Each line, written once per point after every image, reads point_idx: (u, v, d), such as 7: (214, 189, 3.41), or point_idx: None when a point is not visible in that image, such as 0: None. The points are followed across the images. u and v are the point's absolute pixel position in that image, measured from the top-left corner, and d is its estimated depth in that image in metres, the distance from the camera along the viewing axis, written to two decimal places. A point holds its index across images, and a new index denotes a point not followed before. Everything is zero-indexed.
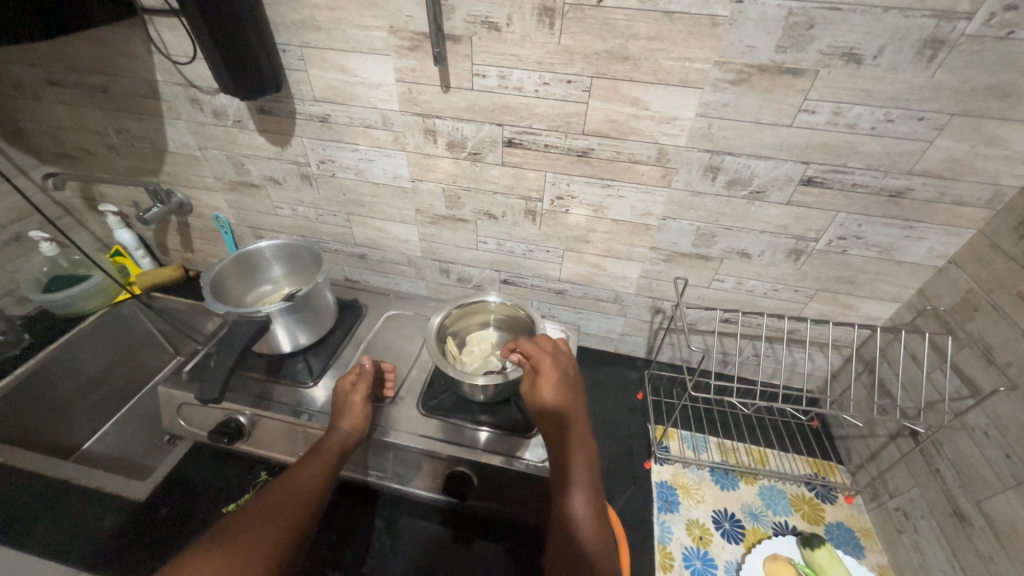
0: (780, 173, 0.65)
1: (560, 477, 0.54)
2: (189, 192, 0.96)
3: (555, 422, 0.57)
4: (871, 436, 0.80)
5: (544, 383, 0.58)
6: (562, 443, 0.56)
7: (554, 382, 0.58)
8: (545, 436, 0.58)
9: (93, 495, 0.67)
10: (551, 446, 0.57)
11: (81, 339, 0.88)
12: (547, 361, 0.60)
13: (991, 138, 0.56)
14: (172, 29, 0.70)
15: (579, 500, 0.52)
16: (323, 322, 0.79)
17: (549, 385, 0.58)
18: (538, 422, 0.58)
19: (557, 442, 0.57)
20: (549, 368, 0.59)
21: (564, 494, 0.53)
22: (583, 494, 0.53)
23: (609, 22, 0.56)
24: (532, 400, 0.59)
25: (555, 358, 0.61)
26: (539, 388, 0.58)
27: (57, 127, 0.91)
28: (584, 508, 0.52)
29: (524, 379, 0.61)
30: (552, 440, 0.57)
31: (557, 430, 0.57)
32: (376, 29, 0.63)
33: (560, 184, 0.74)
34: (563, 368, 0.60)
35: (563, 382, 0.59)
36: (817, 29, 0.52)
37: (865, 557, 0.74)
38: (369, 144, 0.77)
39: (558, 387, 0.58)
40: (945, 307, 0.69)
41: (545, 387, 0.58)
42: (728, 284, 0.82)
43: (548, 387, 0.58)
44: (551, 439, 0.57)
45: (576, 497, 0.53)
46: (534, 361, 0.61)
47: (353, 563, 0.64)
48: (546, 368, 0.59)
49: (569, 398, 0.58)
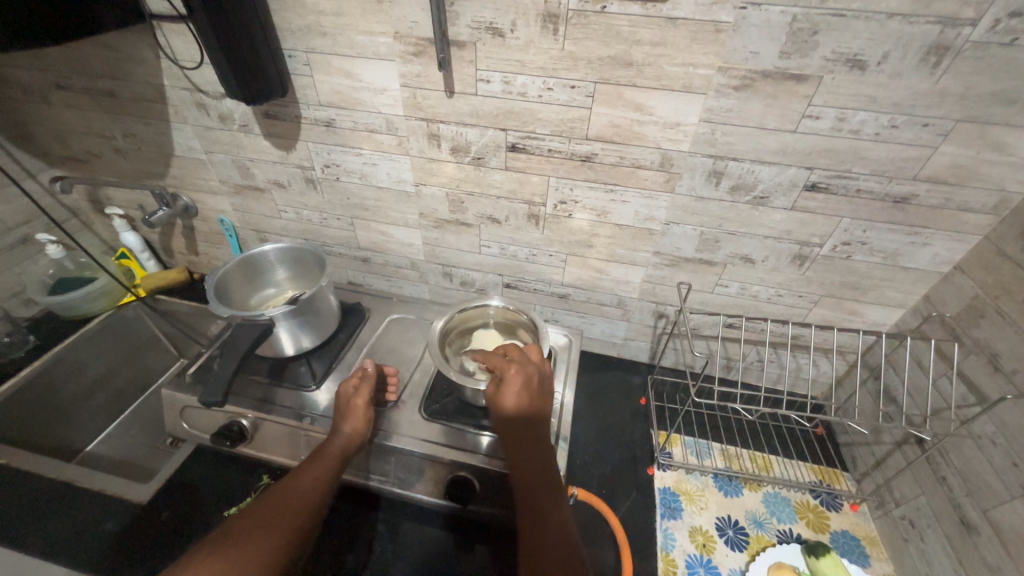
0: (784, 178, 0.65)
1: (530, 485, 0.55)
2: (194, 195, 0.97)
3: (519, 430, 0.56)
4: (877, 443, 0.80)
5: (508, 390, 0.57)
6: (530, 450, 0.56)
7: (518, 390, 0.57)
8: (508, 445, 0.56)
9: (95, 499, 0.67)
10: (516, 454, 0.56)
11: (83, 342, 0.88)
12: (512, 369, 0.58)
13: (996, 144, 0.56)
14: (180, 35, 0.71)
15: (552, 505, 0.53)
16: (326, 326, 0.79)
17: (513, 392, 0.57)
18: (500, 430, 0.56)
19: (526, 451, 0.56)
20: (513, 374, 0.58)
21: (537, 499, 0.54)
22: (555, 499, 0.54)
23: (613, 28, 0.56)
24: (494, 407, 0.57)
25: (521, 365, 0.59)
26: (502, 396, 0.57)
27: (64, 130, 0.92)
28: (558, 511, 0.53)
29: (488, 387, 0.59)
30: (517, 447, 0.56)
31: (523, 436, 0.56)
32: (381, 35, 0.64)
33: (563, 189, 0.74)
34: (528, 375, 0.59)
35: (528, 389, 0.57)
36: (821, 36, 0.52)
37: (871, 566, 0.73)
38: (373, 148, 0.77)
39: (521, 394, 0.57)
40: (951, 314, 0.68)
41: (508, 395, 0.57)
42: (732, 289, 0.82)
43: (512, 393, 0.57)
44: (516, 447, 0.56)
45: (548, 502, 0.54)
46: (500, 368, 0.59)
47: (355, 568, 0.64)
48: (511, 375, 0.58)
49: (533, 405, 0.57)
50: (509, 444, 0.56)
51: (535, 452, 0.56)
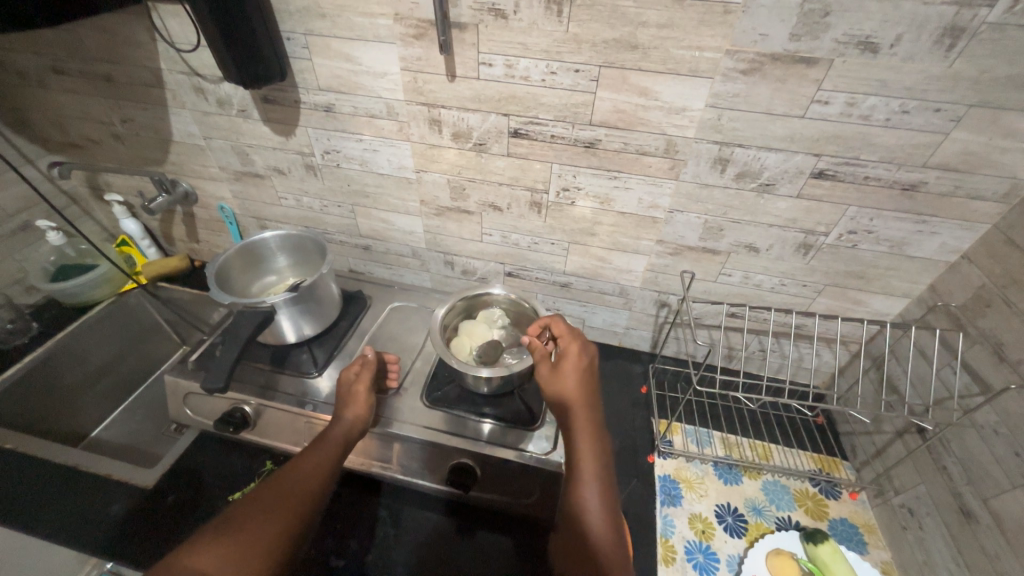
0: (791, 165, 0.64)
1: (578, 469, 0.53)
2: (193, 182, 0.96)
3: (573, 413, 0.56)
4: (878, 432, 0.80)
5: (567, 372, 0.57)
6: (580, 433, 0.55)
7: (577, 373, 0.57)
8: (565, 423, 0.56)
9: (102, 483, 0.68)
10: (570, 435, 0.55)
11: (89, 329, 0.89)
12: (573, 351, 0.59)
13: (1009, 130, 0.54)
14: (176, 16, 0.69)
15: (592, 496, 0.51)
16: (327, 313, 0.79)
17: (573, 374, 0.57)
18: (557, 408, 0.57)
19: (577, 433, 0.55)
20: (573, 357, 0.58)
21: (577, 486, 0.52)
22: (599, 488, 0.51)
23: (619, 9, 0.55)
24: (553, 385, 0.58)
25: (580, 349, 0.60)
26: (562, 374, 0.58)
27: (62, 116, 0.91)
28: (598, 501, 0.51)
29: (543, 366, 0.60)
30: (569, 430, 0.56)
31: (574, 419, 0.56)
32: (381, 17, 0.62)
33: (566, 175, 0.73)
34: (586, 360, 0.59)
35: (584, 373, 0.58)
36: (832, 17, 0.51)
37: (868, 553, 0.74)
38: (374, 134, 0.76)
39: (579, 377, 0.57)
40: (957, 304, 0.68)
41: (568, 374, 0.57)
42: (735, 278, 0.81)
43: (570, 375, 0.57)
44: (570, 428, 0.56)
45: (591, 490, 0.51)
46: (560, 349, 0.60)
47: (359, 552, 0.64)
48: (571, 359, 0.58)
49: (589, 390, 0.57)
50: (566, 424, 0.56)
51: (585, 438, 0.54)
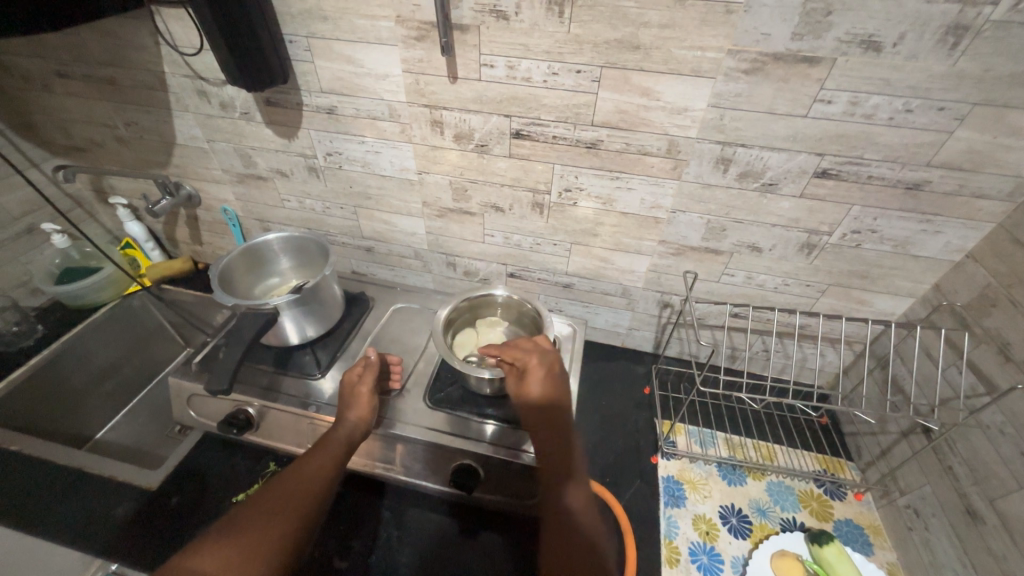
0: (794, 165, 0.64)
1: (557, 472, 0.53)
2: (197, 184, 0.96)
3: (544, 418, 0.57)
4: (883, 432, 0.79)
5: (532, 378, 0.59)
6: (552, 437, 0.56)
7: (542, 378, 0.59)
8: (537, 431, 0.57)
9: (107, 484, 0.68)
10: (542, 442, 0.56)
11: (93, 332, 0.89)
12: (535, 357, 0.61)
13: (1014, 128, 0.54)
14: (179, 19, 0.70)
15: (574, 495, 0.51)
16: (330, 315, 0.79)
17: (538, 379, 0.59)
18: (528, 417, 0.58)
19: (549, 438, 0.56)
20: (535, 362, 0.60)
21: (557, 489, 0.52)
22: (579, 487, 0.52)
23: (621, 10, 0.55)
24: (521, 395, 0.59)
25: (541, 354, 0.61)
26: (527, 383, 0.59)
27: (66, 119, 0.91)
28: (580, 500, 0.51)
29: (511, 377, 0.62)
30: (542, 436, 0.57)
31: (545, 423, 0.57)
32: (383, 19, 0.62)
33: (568, 176, 0.73)
34: (550, 364, 0.61)
35: (550, 376, 0.60)
36: (835, 16, 0.51)
37: (874, 554, 0.73)
38: (375, 136, 0.77)
39: (545, 381, 0.59)
40: (962, 303, 0.67)
41: (534, 381, 0.59)
42: (738, 278, 0.81)
43: (535, 381, 0.59)
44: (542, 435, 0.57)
45: (572, 490, 0.51)
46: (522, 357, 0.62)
47: (362, 553, 0.64)
48: (535, 365, 0.60)
49: (557, 392, 0.59)
50: (538, 431, 0.57)
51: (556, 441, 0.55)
